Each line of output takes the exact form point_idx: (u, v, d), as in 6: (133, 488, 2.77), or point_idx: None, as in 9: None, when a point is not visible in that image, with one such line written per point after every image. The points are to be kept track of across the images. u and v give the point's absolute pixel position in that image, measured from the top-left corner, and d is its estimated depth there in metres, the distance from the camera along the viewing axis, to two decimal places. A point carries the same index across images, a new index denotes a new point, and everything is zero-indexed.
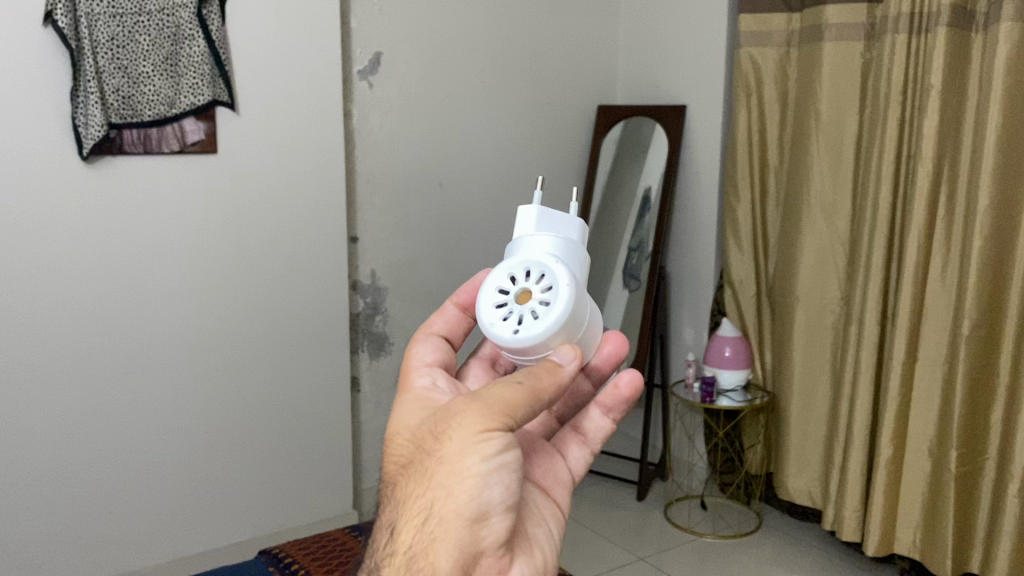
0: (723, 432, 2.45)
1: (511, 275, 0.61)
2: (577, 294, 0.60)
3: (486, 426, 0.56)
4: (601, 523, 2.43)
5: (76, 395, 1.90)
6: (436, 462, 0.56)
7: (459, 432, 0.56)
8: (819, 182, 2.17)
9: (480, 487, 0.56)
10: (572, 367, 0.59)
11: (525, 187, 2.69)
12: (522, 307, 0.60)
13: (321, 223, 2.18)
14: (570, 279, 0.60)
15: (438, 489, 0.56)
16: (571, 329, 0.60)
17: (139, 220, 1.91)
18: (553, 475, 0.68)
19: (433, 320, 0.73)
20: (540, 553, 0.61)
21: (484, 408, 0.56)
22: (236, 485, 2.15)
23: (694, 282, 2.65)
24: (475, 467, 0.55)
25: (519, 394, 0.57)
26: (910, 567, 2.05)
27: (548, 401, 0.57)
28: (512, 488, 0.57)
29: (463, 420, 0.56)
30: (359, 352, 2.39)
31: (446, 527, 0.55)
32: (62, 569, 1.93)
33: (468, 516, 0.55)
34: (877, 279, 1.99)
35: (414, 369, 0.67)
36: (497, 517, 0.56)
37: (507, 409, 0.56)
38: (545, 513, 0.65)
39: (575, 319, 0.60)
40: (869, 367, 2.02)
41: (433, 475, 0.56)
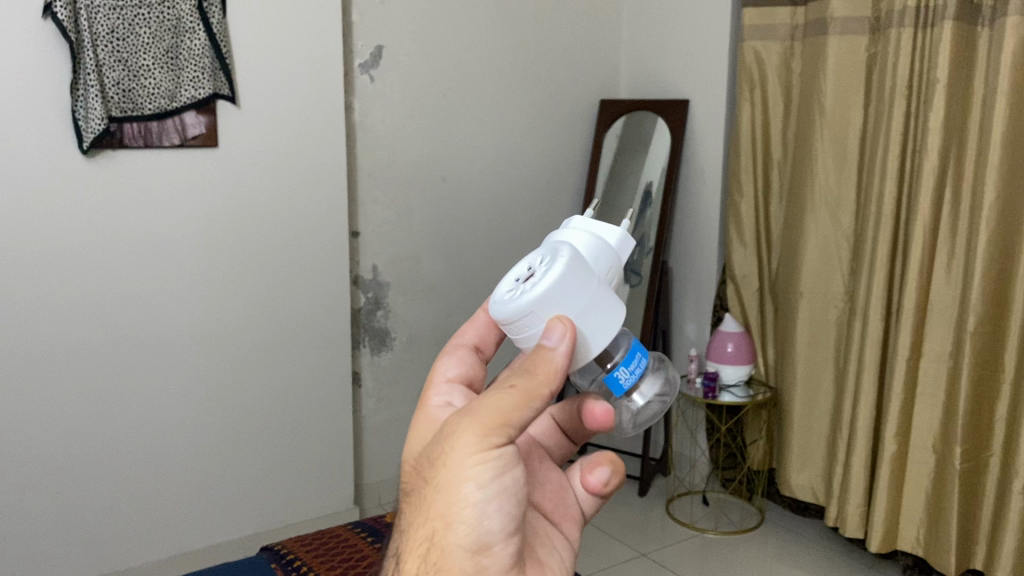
0: (725, 428, 2.45)
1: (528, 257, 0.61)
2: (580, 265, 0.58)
3: (481, 449, 0.56)
4: (603, 519, 2.42)
5: (76, 390, 1.89)
6: (433, 491, 0.57)
7: (454, 458, 0.56)
8: (823, 176, 2.16)
9: (479, 517, 0.56)
10: (563, 347, 0.56)
11: (527, 181, 2.68)
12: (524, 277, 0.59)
13: (323, 217, 2.17)
14: (569, 253, 0.57)
15: (437, 520, 0.57)
16: (567, 298, 0.57)
17: (140, 214, 1.90)
18: (565, 511, 0.71)
19: (465, 329, 0.74)
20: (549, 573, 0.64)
21: (477, 428, 0.56)
22: (237, 480, 2.14)
23: (696, 277, 2.64)
24: (473, 496, 0.56)
25: (512, 400, 0.56)
26: (913, 565, 2.05)
27: (543, 401, 0.56)
28: (510, 511, 0.57)
29: (457, 445, 0.56)
30: (360, 347, 2.39)
31: (448, 559, 0.56)
32: (61, 565, 1.92)
33: (469, 546, 0.56)
34: (882, 274, 1.98)
35: (434, 386, 0.68)
36: (498, 544, 0.57)
37: (502, 420, 0.56)
38: (556, 540, 0.68)
39: (570, 291, 0.57)
40: (873, 362, 2.01)
41: (432, 505, 0.57)
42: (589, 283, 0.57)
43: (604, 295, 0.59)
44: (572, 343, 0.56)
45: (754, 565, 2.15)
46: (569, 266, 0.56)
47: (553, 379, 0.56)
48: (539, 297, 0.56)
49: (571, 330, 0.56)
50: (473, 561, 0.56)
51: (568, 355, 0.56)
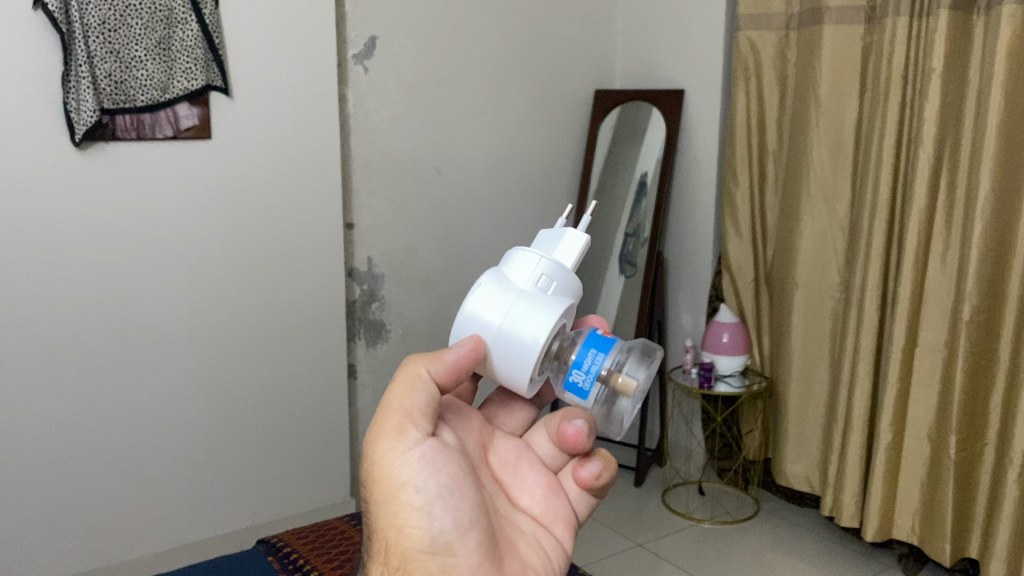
0: (721, 418, 2.45)
1: None
2: (483, 297, 0.70)
3: (404, 456, 0.65)
4: (600, 509, 2.43)
5: (70, 383, 1.88)
6: (376, 507, 0.66)
7: (388, 473, 0.65)
8: (819, 166, 2.16)
9: (425, 518, 0.65)
10: (460, 346, 0.67)
11: (521, 172, 2.67)
12: None
13: (318, 209, 2.16)
14: (477, 283, 0.70)
15: (389, 534, 0.65)
16: (477, 327, 0.69)
17: (135, 207, 1.90)
18: (554, 512, 0.77)
19: None
20: (530, 568, 0.71)
21: (391, 439, 0.65)
22: (233, 473, 2.14)
23: (692, 267, 2.64)
24: (415, 502, 0.65)
25: (411, 400, 0.66)
26: (908, 553, 2.05)
27: (437, 387, 0.67)
28: (450, 503, 0.66)
29: (380, 457, 0.65)
30: (356, 339, 2.38)
31: (410, 562, 0.65)
32: (57, 558, 1.92)
33: (426, 545, 0.65)
34: (877, 264, 1.98)
35: None
36: (453, 536, 0.66)
37: (406, 421, 0.66)
38: (542, 539, 0.75)
39: (484, 312, 0.69)
40: (868, 353, 2.02)
41: (381, 522, 0.66)
42: (495, 307, 0.69)
43: (519, 308, 0.68)
44: (473, 348, 0.67)
45: (750, 554, 2.16)
46: (473, 300, 0.70)
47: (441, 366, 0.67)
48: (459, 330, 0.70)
49: (472, 341, 0.68)
50: (436, 559, 0.65)
51: (468, 351, 0.67)
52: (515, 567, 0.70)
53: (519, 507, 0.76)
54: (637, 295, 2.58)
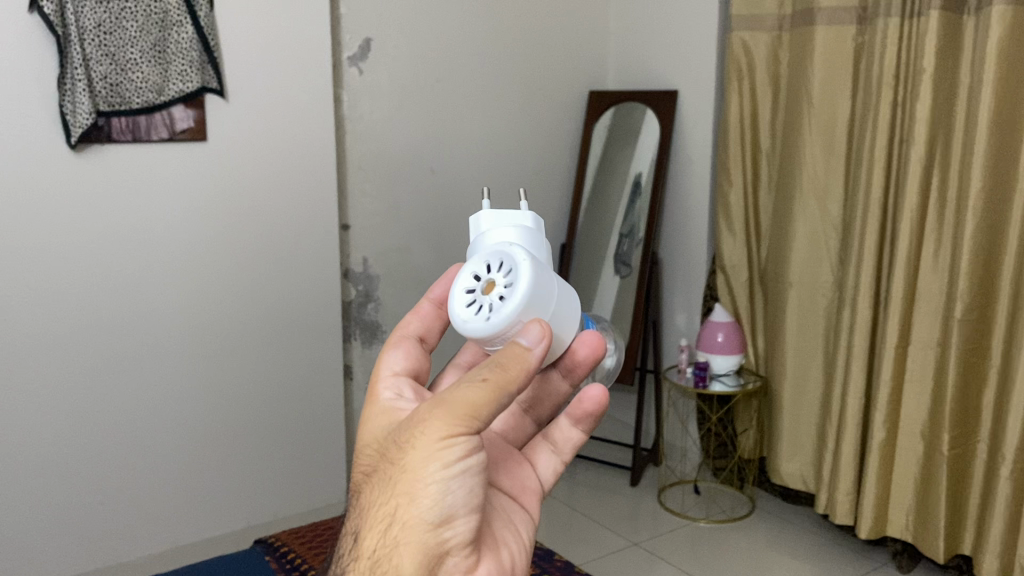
0: (716, 417, 2.46)
1: (475, 273, 0.63)
2: (538, 270, 0.61)
3: (449, 434, 0.56)
4: (596, 509, 2.43)
5: (67, 385, 1.89)
6: (400, 471, 0.58)
7: (424, 441, 0.57)
8: (812, 164, 2.17)
9: (442, 494, 0.57)
10: (539, 349, 0.59)
11: (515, 173, 2.68)
12: (488, 297, 0.61)
13: (313, 210, 2.17)
14: (527, 253, 0.61)
15: (401, 495, 0.57)
16: (538, 306, 0.61)
17: (131, 209, 1.90)
18: (523, 484, 0.71)
19: (410, 321, 0.76)
20: (507, 555, 0.64)
21: (450, 413, 0.56)
22: (231, 475, 2.15)
23: (686, 267, 2.65)
24: (437, 476, 0.57)
25: (482, 393, 0.56)
26: (902, 550, 2.06)
27: (515, 392, 0.57)
28: (476, 492, 0.58)
29: (428, 426, 0.57)
30: (351, 340, 2.39)
31: (409, 532, 0.57)
32: (55, 561, 1.93)
33: (431, 519, 0.57)
34: (870, 262, 2.00)
35: (382, 380, 0.69)
36: (462, 519, 0.58)
37: (472, 411, 0.56)
38: (516, 517, 0.68)
39: (544, 286, 0.61)
40: (862, 352, 2.03)
41: (397, 483, 0.58)
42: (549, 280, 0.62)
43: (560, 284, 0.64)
44: (546, 344, 0.59)
45: (746, 552, 2.17)
46: (537, 269, 0.61)
47: (525, 373, 0.58)
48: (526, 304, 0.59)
49: (545, 334, 0.59)
50: (433, 533, 0.57)
51: (541, 357, 0.58)
52: (495, 551, 0.63)
53: (496, 483, 0.69)
54: (632, 295, 2.59)
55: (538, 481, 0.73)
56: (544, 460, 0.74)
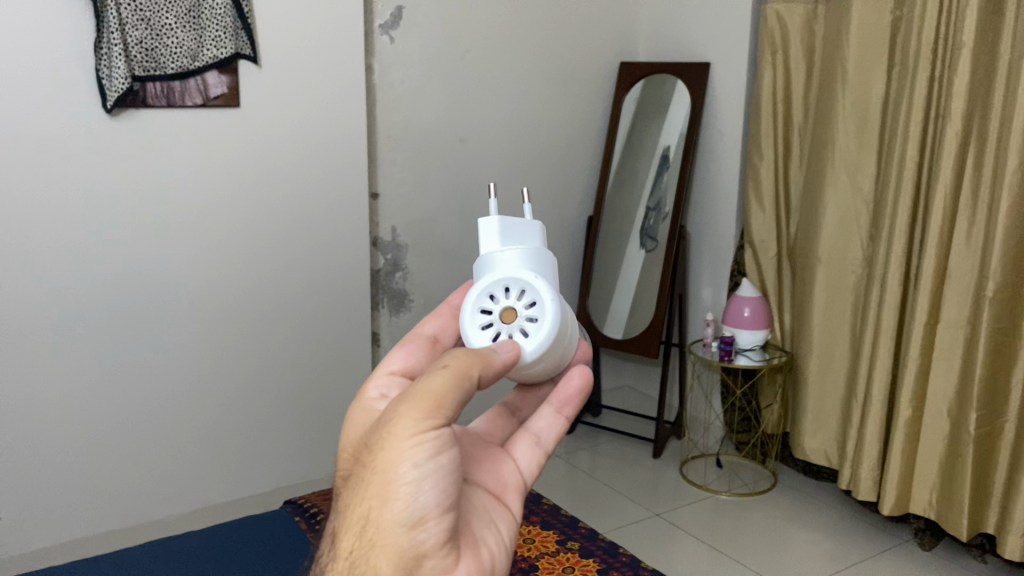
0: (740, 391, 2.46)
1: (492, 295, 0.70)
2: (557, 304, 0.70)
3: (417, 430, 0.57)
4: (617, 480, 2.45)
5: (100, 345, 1.92)
6: (371, 473, 0.58)
7: (393, 439, 0.57)
8: (844, 139, 2.16)
9: (413, 493, 0.57)
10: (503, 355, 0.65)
11: (544, 145, 2.68)
12: (509, 326, 0.69)
13: (342, 178, 2.18)
14: (550, 290, 0.69)
15: (374, 498, 0.57)
16: (559, 339, 0.70)
17: (165, 175, 1.92)
18: (503, 479, 0.69)
19: (425, 322, 0.76)
20: (488, 552, 0.62)
21: (416, 411, 0.57)
22: (259, 439, 2.19)
23: (714, 242, 2.64)
24: (408, 474, 0.57)
25: (444, 384, 0.58)
26: (925, 527, 2.06)
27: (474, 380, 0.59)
28: (446, 490, 0.57)
29: (395, 427, 0.57)
30: (379, 308, 2.41)
31: (385, 535, 0.56)
32: (86, 517, 1.97)
33: (403, 521, 0.56)
34: (901, 239, 1.98)
35: (373, 376, 0.70)
36: (434, 521, 0.57)
37: (437, 402, 0.57)
38: (497, 515, 0.66)
39: (561, 312, 0.70)
40: (890, 328, 2.02)
41: (369, 484, 0.58)
42: (564, 307, 0.71)
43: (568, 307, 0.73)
44: (513, 356, 0.65)
45: (766, 527, 2.18)
46: (556, 302, 0.69)
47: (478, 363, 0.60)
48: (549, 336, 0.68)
49: (517, 351, 0.66)
50: (408, 535, 0.56)
51: (504, 362, 0.64)
52: (475, 550, 0.61)
53: (476, 481, 0.68)
54: (659, 269, 2.59)
55: (521, 475, 0.70)
56: (525, 453, 0.71)
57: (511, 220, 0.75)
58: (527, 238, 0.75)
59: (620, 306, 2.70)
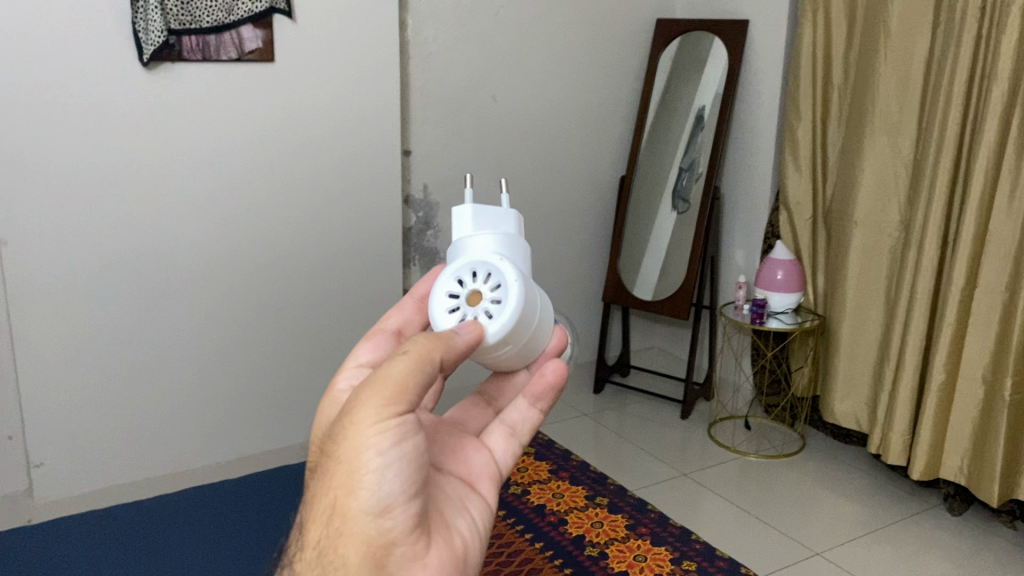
0: (770, 354, 2.45)
1: (458, 279, 0.66)
2: (524, 287, 0.66)
3: (379, 417, 0.55)
4: (645, 440, 2.47)
5: (137, 299, 1.95)
6: (336, 463, 0.57)
7: (356, 428, 0.56)
8: (886, 100, 2.12)
9: (377, 481, 0.55)
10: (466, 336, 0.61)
11: (576, 104, 2.65)
12: (474, 309, 0.65)
13: (375, 135, 2.18)
14: (516, 272, 0.65)
15: (339, 488, 0.56)
16: (524, 323, 0.65)
17: (200, 130, 1.94)
18: (477, 468, 0.68)
19: (391, 315, 0.77)
20: (461, 538, 0.61)
21: (378, 398, 0.55)
22: (291, 392, 2.23)
23: (748, 204, 2.61)
24: (371, 462, 0.55)
25: (406, 369, 0.56)
26: (955, 493, 2.05)
27: (438, 363, 0.57)
28: (412, 476, 0.56)
29: (357, 416, 0.56)
30: (411, 266, 2.42)
31: (351, 524, 0.56)
32: (125, 465, 2.02)
33: (368, 509, 0.55)
34: (941, 201, 1.94)
35: (344, 369, 0.73)
36: (399, 507, 0.56)
37: (399, 389, 0.55)
38: (470, 502, 0.65)
39: (527, 295, 0.66)
40: (926, 292, 1.99)
41: (334, 474, 0.57)
42: (531, 291, 0.67)
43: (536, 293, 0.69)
44: (474, 336, 0.62)
45: (794, 489, 2.18)
46: (522, 285, 0.65)
47: (444, 346, 0.58)
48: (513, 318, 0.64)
49: (479, 334, 0.62)
50: (374, 523, 0.56)
51: (469, 342, 0.61)
52: (446, 535, 0.60)
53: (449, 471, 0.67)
54: (691, 231, 2.57)
55: (495, 464, 0.69)
56: (499, 443, 0.70)
57: (481, 209, 0.72)
58: (501, 228, 0.72)
59: (651, 268, 2.69)
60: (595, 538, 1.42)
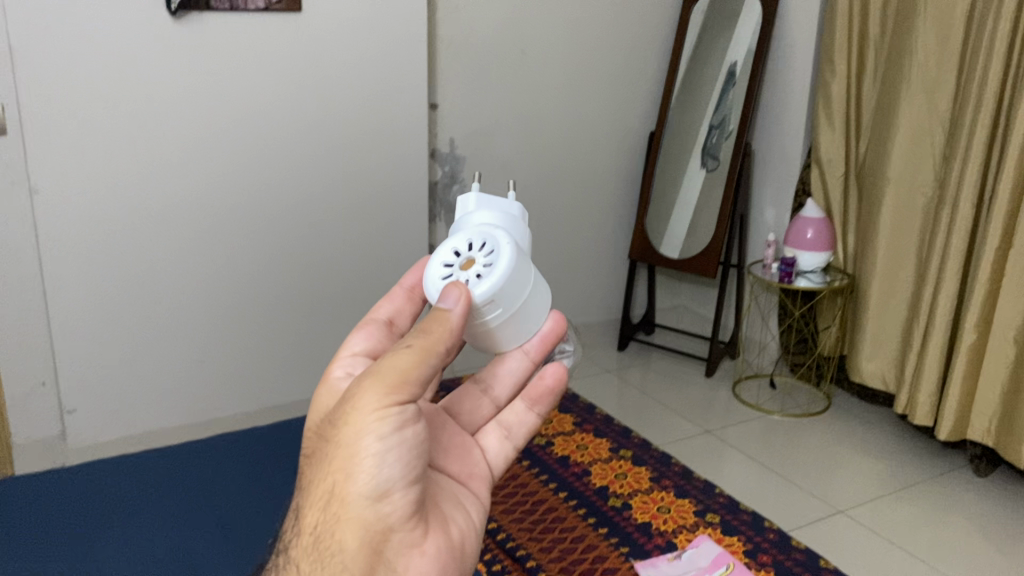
0: (797, 313, 2.43)
1: (455, 248, 0.64)
2: (518, 256, 0.64)
3: (382, 406, 0.56)
4: (669, 396, 2.47)
5: (166, 249, 1.97)
6: (337, 448, 0.57)
7: (356, 415, 0.56)
8: (924, 55, 2.06)
9: (378, 467, 0.56)
10: (458, 308, 0.58)
11: (606, 58, 2.61)
12: (465, 272, 0.62)
13: (402, 87, 2.16)
14: (510, 240, 0.64)
15: (338, 473, 0.57)
16: (514, 289, 0.63)
17: (228, 81, 1.93)
18: (471, 464, 0.69)
19: (381, 305, 0.76)
20: (456, 529, 0.62)
21: (379, 387, 0.56)
22: (319, 343, 2.26)
23: (779, 162, 2.58)
24: (372, 449, 0.56)
25: (410, 360, 0.56)
26: (981, 455, 2.03)
27: (442, 353, 0.57)
28: (412, 464, 0.57)
29: (360, 402, 0.56)
30: (437, 220, 2.42)
31: (350, 509, 0.57)
32: (154, 412, 2.06)
33: (366, 495, 0.56)
34: (978, 159, 1.90)
35: (338, 358, 0.71)
36: (399, 493, 0.57)
37: (402, 378, 0.56)
38: (465, 498, 0.66)
39: (520, 265, 0.64)
40: (958, 252, 1.96)
41: (335, 459, 0.57)
42: (525, 262, 0.65)
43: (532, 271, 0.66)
44: (465, 306, 0.58)
45: (818, 448, 2.17)
46: (514, 252, 0.63)
47: (448, 337, 0.57)
48: (501, 278, 0.62)
49: (467, 295, 0.60)
50: (373, 507, 0.57)
51: (462, 315, 0.58)
52: (443, 524, 0.61)
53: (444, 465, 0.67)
54: (720, 188, 2.55)
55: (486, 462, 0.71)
56: (492, 440, 0.72)
57: (486, 198, 0.72)
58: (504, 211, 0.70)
59: (678, 225, 2.67)
60: (619, 489, 1.43)
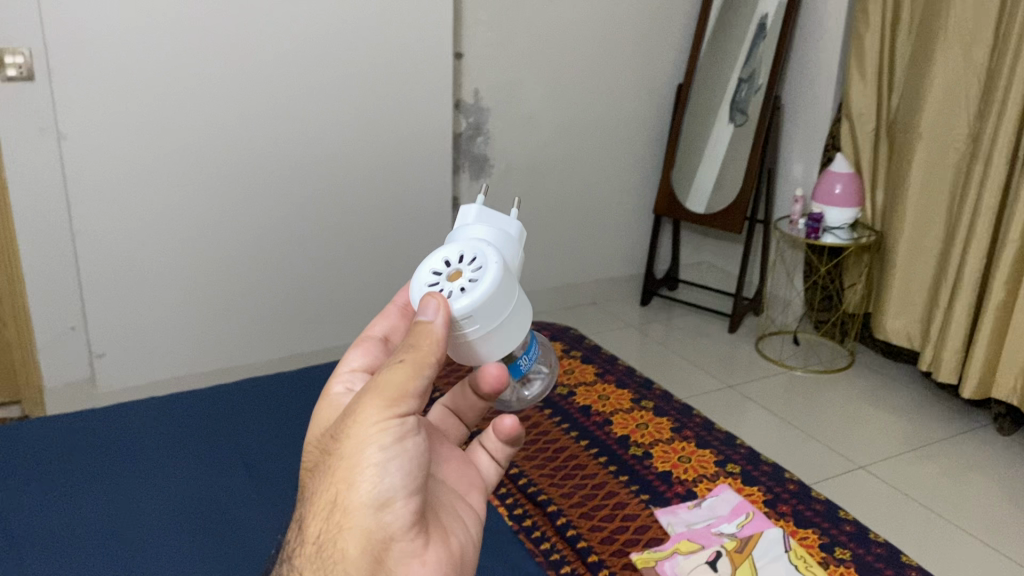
0: (823, 269, 2.42)
1: (444, 257, 0.60)
2: (507, 274, 0.58)
3: (382, 416, 0.55)
4: (692, 351, 2.48)
5: (191, 198, 1.98)
6: (338, 458, 0.56)
7: (357, 427, 0.56)
8: (961, 6, 2.00)
9: (379, 475, 0.55)
10: (439, 319, 0.56)
11: (633, 9, 2.56)
12: (449, 285, 0.58)
13: (426, 37, 2.14)
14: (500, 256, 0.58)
15: (340, 482, 0.56)
16: (498, 307, 0.58)
17: (251, 29, 1.92)
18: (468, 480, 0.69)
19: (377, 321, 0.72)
20: (456, 542, 0.61)
21: (378, 398, 0.56)
22: (344, 292, 2.27)
23: (808, 116, 2.54)
24: (373, 457, 0.55)
25: (408, 373, 0.56)
26: (1005, 413, 2.02)
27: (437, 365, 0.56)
28: (413, 473, 0.56)
29: (362, 412, 0.56)
30: (461, 172, 2.41)
31: (352, 518, 0.56)
32: (182, 360, 2.10)
33: (368, 503, 0.55)
34: (1013, 114, 1.86)
35: (336, 376, 0.69)
36: (400, 502, 0.56)
37: (401, 390, 0.55)
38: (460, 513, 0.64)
39: (507, 282, 0.59)
40: (990, 210, 1.93)
41: (336, 468, 0.56)
42: (513, 281, 0.59)
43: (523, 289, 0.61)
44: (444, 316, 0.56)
45: (840, 405, 2.17)
46: (502, 269, 0.58)
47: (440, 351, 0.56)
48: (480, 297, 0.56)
49: (443, 311, 0.56)
50: (375, 515, 0.55)
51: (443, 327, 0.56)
52: (442, 538, 0.60)
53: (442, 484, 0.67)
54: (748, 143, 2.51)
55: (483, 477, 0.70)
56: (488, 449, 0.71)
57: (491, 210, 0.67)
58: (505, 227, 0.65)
59: (705, 180, 2.65)
60: (640, 439, 1.45)
